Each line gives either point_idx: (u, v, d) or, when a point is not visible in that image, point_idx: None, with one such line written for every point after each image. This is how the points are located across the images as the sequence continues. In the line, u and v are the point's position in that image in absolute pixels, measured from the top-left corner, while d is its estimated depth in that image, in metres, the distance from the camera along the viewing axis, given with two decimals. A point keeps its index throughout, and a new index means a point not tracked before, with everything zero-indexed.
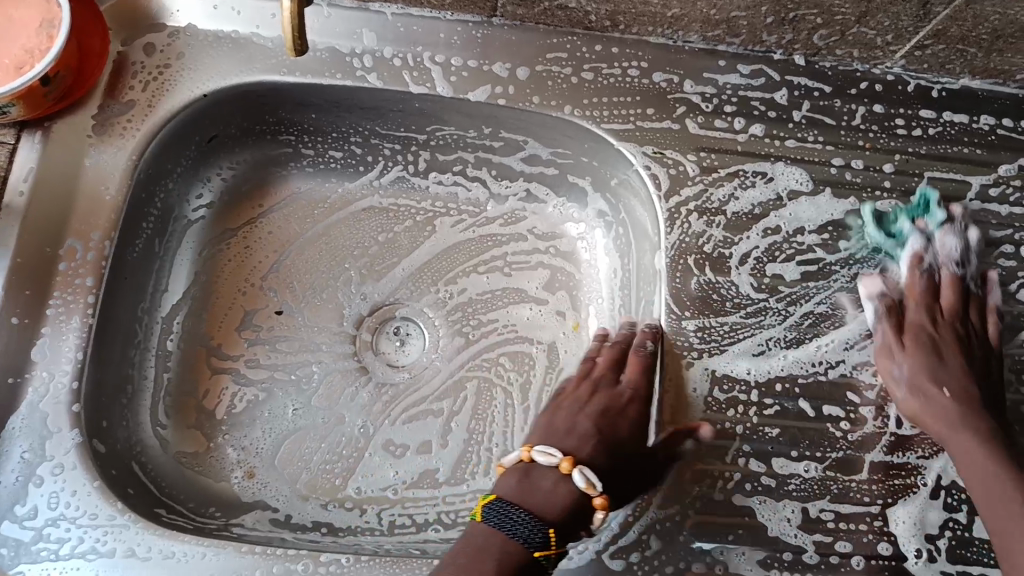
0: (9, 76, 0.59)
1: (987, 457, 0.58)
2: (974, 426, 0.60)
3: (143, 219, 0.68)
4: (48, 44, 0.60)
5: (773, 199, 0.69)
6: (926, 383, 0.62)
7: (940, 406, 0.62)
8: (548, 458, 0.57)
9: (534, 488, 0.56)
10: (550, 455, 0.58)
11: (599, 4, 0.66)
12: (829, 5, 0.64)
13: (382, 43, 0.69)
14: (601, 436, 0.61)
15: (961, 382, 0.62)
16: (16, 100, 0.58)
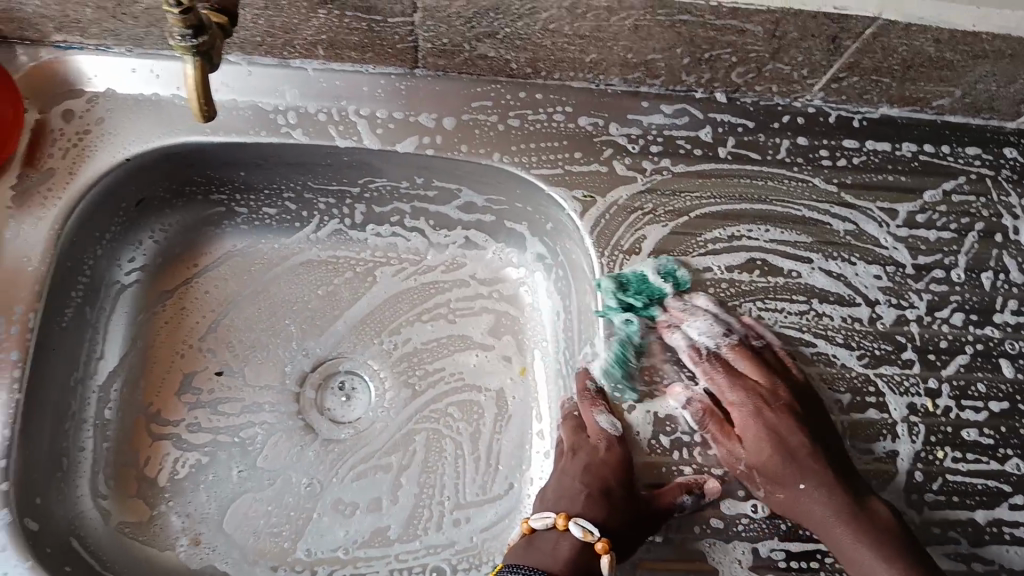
0: None
1: (829, 484, 0.60)
2: (820, 477, 0.61)
3: (69, 290, 0.67)
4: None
5: (700, 237, 0.69)
6: (766, 441, 0.62)
7: (777, 468, 0.61)
8: (542, 522, 0.61)
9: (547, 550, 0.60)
10: (542, 517, 0.61)
11: (518, 52, 0.67)
12: (743, 44, 0.65)
13: (306, 100, 0.69)
14: (589, 493, 0.62)
15: (781, 421, 0.62)
16: None
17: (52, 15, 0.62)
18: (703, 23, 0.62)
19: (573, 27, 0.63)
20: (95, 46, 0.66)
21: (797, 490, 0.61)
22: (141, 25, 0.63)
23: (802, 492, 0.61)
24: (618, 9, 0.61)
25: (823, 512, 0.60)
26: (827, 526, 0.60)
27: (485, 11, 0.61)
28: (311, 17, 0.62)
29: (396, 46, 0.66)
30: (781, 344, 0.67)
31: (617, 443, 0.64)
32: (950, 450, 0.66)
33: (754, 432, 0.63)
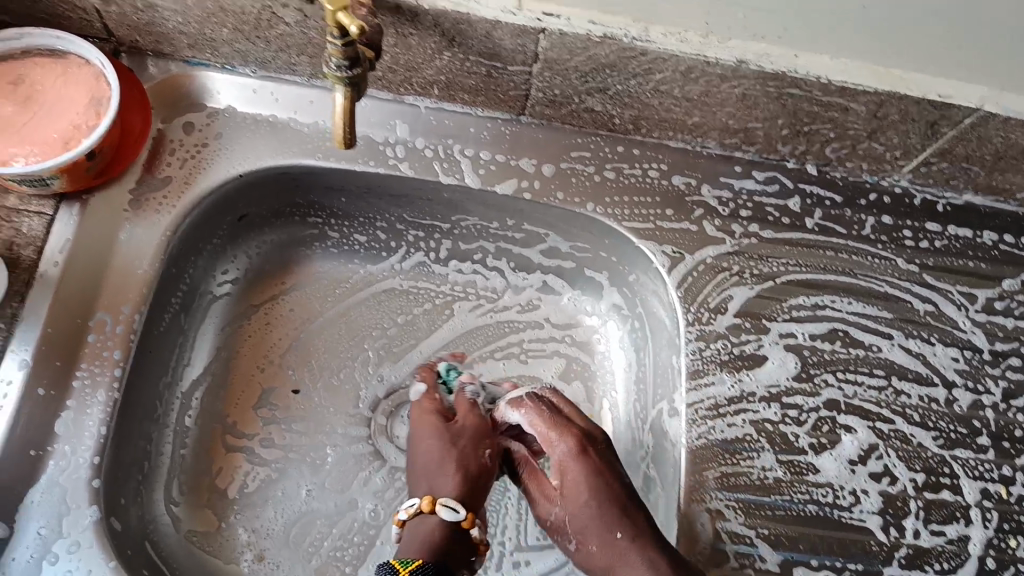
0: (55, 150, 0.60)
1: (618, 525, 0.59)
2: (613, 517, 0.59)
3: (170, 295, 0.69)
4: (94, 122, 0.61)
5: (785, 302, 0.71)
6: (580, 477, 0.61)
7: (587, 520, 0.60)
8: (452, 514, 0.58)
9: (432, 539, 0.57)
10: (452, 512, 0.58)
11: (623, 109, 0.69)
12: (843, 121, 0.67)
13: (413, 135, 0.72)
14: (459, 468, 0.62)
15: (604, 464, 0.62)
16: (60, 173, 0.60)
17: (189, 32, 0.65)
18: (809, 98, 0.64)
19: (683, 89, 0.65)
20: (222, 65, 0.69)
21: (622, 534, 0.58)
22: (272, 48, 0.66)
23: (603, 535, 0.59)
24: (731, 78, 0.63)
25: (646, 561, 0.56)
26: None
27: (601, 69, 0.64)
28: (434, 57, 0.65)
29: (507, 93, 0.69)
30: (860, 417, 0.69)
31: (573, 441, 0.63)
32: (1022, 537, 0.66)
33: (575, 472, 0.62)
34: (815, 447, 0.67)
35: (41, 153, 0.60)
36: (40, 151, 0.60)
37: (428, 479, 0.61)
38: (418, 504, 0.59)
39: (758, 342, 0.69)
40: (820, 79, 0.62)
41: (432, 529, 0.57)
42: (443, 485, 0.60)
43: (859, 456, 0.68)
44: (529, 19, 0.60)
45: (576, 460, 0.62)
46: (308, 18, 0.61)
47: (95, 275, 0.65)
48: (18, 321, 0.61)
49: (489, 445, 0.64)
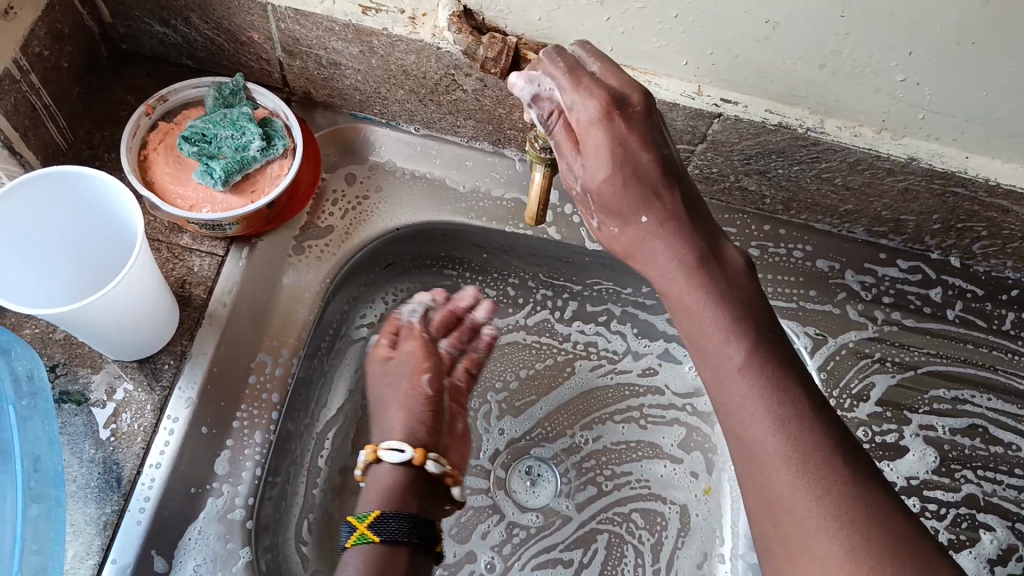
0: (240, 199, 0.62)
1: (782, 390, 0.44)
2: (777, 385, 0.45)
3: (320, 337, 0.71)
4: (276, 172, 0.63)
5: (927, 392, 0.70)
6: (715, 300, 0.47)
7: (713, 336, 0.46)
8: (435, 467, 0.59)
9: (396, 485, 0.58)
10: (400, 451, 0.58)
11: (777, 191, 0.70)
12: (1000, 221, 0.67)
13: (563, 202, 0.74)
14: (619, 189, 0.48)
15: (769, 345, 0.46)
16: (240, 221, 0.62)
17: (366, 89, 0.68)
18: (971, 198, 0.65)
19: (845, 178, 0.66)
20: (386, 120, 0.72)
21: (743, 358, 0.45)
22: (441, 111, 0.69)
23: (727, 356, 0.46)
24: (897, 173, 0.64)
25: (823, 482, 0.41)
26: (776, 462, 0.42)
27: (767, 153, 0.65)
28: None
29: None
30: (1000, 517, 0.67)
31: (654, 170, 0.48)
32: None
33: (653, 241, 0.48)
34: (954, 543, 0.66)
35: (225, 199, 0.62)
36: (226, 197, 0.62)
37: (378, 418, 0.62)
38: (409, 456, 0.58)
39: (899, 432, 0.69)
40: (988, 181, 0.62)
41: (385, 474, 0.58)
42: (390, 422, 0.61)
43: (998, 556, 0.66)
44: (708, 103, 0.61)
45: (689, 275, 0.48)
46: (486, 87, 0.63)
47: (257, 316, 0.65)
48: (186, 357, 0.62)
49: (428, 368, 0.64)
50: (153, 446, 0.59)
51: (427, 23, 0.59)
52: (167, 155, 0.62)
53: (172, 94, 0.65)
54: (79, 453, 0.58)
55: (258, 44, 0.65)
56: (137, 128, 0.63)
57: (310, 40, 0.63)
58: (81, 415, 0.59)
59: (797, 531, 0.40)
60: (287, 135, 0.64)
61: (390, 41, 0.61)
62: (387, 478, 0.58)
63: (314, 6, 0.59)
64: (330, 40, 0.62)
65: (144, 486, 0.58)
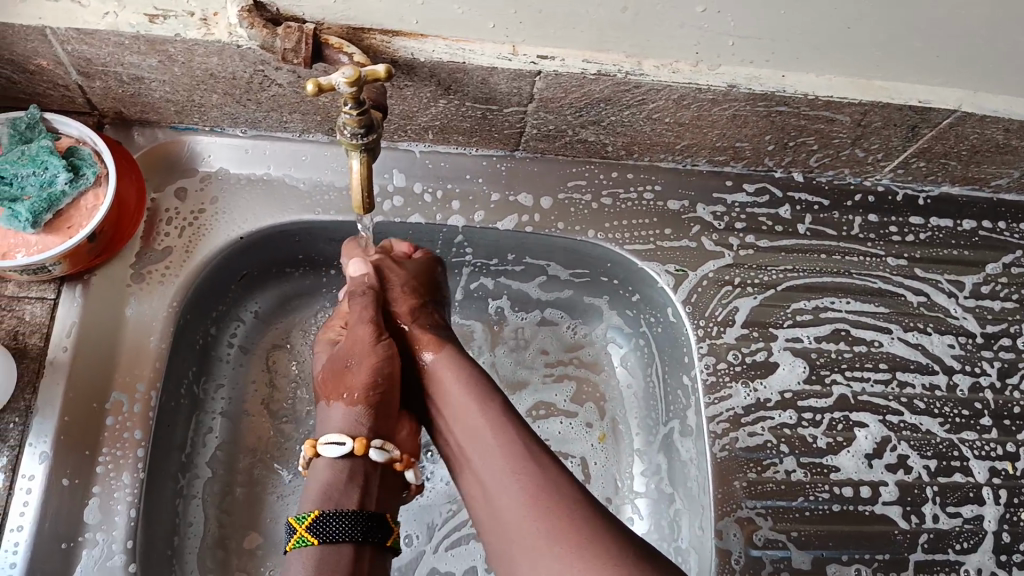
0: (58, 236, 0.59)
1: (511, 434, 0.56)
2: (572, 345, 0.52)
3: (185, 364, 0.68)
4: (92, 202, 0.60)
5: (789, 307, 0.73)
6: (468, 410, 0.58)
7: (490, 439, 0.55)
8: (380, 454, 0.58)
9: (331, 480, 0.56)
10: (339, 444, 0.57)
11: (616, 137, 0.71)
12: (828, 131, 0.70)
13: (411, 181, 0.73)
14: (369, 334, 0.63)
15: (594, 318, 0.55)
16: (62, 258, 0.58)
17: (177, 100, 0.64)
18: (797, 114, 0.67)
19: (675, 116, 0.67)
20: (210, 128, 0.69)
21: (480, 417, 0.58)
22: (262, 110, 0.66)
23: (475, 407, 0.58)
24: (722, 102, 0.65)
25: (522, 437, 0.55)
26: (490, 487, 0.54)
27: (596, 102, 0.65)
28: (430, 105, 0.66)
29: (502, 131, 0.70)
30: (871, 412, 0.71)
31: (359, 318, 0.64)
32: (1014, 504, 0.69)
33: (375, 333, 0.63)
34: (832, 446, 0.69)
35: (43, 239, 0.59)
36: (41, 238, 0.59)
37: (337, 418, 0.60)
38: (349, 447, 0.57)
39: (768, 349, 0.71)
40: (808, 96, 0.64)
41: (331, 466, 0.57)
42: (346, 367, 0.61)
43: (875, 450, 0.69)
44: (525, 63, 0.61)
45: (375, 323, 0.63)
46: (301, 79, 0.61)
47: (105, 354, 0.62)
48: (32, 413, 0.59)
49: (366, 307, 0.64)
50: (12, 508, 0.56)
51: (220, 22, 0.57)
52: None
53: None
54: None
55: (49, 70, 0.61)
56: None
57: (104, 59, 0.60)
58: None
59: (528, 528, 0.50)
60: (98, 162, 0.61)
61: (186, 47, 0.58)
62: (324, 471, 0.57)
63: (96, 23, 0.56)
64: (125, 54, 0.59)
65: (8, 552, 0.55)
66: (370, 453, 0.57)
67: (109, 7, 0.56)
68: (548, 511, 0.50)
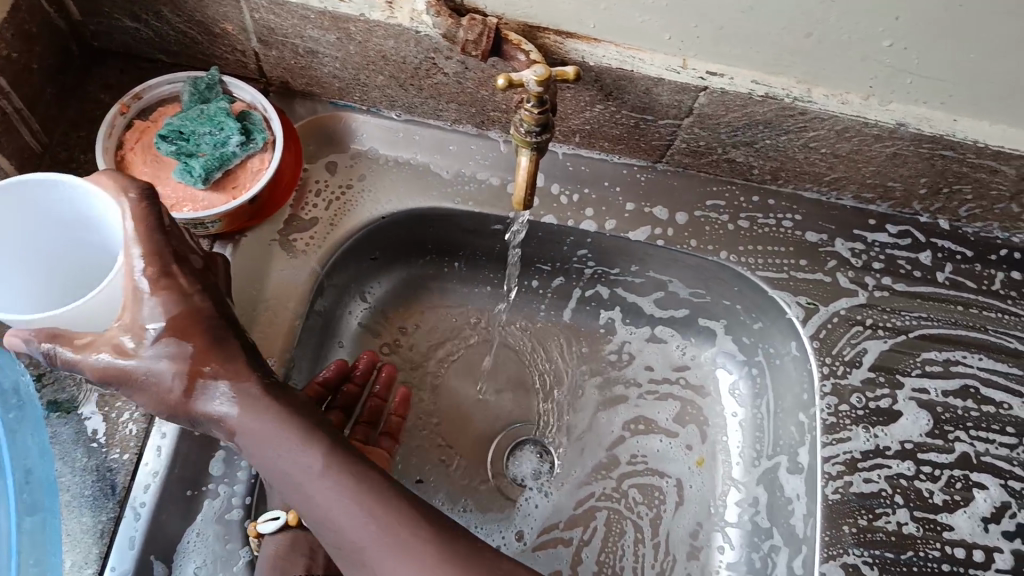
0: (221, 197, 0.62)
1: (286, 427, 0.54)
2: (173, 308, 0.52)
3: (313, 331, 0.70)
4: (258, 166, 0.63)
5: (918, 356, 0.71)
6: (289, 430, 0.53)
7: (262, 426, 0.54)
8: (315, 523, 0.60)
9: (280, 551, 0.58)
10: (274, 520, 0.59)
11: (765, 161, 0.70)
12: (988, 182, 0.67)
13: (550, 181, 0.73)
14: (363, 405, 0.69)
15: (191, 288, 0.54)
16: (222, 218, 0.61)
17: (344, 77, 0.66)
18: (961, 160, 0.64)
19: (833, 147, 0.66)
20: (368, 108, 0.71)
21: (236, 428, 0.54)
22: (421, 96, 0.67)
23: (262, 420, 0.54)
24: (885, 139, 0.63)
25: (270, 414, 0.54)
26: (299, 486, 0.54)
27: (754, 124, 0.64)
28: (586, 109, 0.66)
29: (651, 143, 0.70)
30: (992, 475, 0.68)
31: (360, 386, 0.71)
32: None
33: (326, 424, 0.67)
34: (948, 504, 0.67)
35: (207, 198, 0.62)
36: (209, 195, 0.62)
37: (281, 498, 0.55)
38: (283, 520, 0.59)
39: (892, 396, 0.69)
40: (978, 143, 0.62)
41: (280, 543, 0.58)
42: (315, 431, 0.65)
43: (992, 514, 0.67)
44: (693, 77, 0.60)
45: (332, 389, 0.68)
46: (468, 69, 0.62)
47: (246, 313, 0.65)
48: None
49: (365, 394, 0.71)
50: (147, 447, 0.59)
51: (404, 8, 0.57)
52: (146, 154, 0.62)
53: (147, 91, 0.63)
54: (71, 462, 0.59)
55: (233, 35, 0.64)
56: (113, 128, 0.62)
57: (285, 30, 0.62)
58: (70, 424, 0.60)
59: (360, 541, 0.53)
60: (267, 129, 0.64)
61: (367, 27, 0.60)
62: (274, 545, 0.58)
63: None
64: (306, 28, 0.61)
65: (139, 491, 0.58)
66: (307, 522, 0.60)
67: None
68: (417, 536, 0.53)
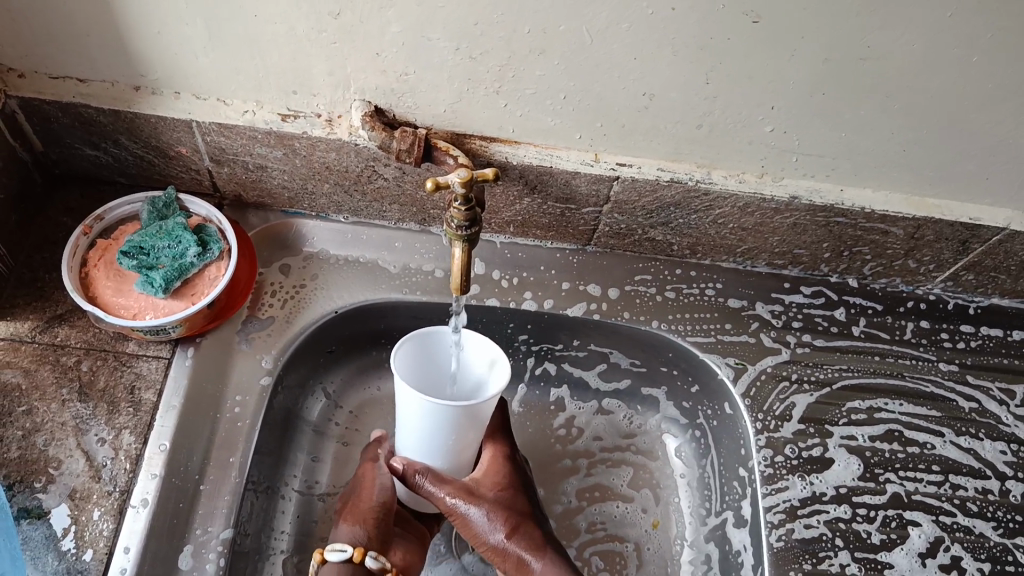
0: (182, 304, 0.66)
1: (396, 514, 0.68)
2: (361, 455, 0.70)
3: (276, 426, 0.73)
4: (214, 273, 0.68)
5: (843, 405, 0.76)
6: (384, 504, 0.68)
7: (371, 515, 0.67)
8: (374, 562, 0.63)
9: None
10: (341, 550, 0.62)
11: (682, 238, 0.77)
12: (883, 242, 0.75)
13: (490, 268, 0.79)
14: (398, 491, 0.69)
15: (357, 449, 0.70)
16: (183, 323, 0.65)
17: (293, 186, 0.73)
18: (853, 225, 0.72)
19: (739, 221, 0.73)
20: (316, 214, 0.77)
21: (520, 538, 0.66)
22: (366, 199, 0.74)
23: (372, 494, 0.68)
24: (784, 211, 0.71)
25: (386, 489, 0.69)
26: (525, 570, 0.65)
27: (666, 206, 0.72)
28: (516, 202, 0.73)
29: (578, 228, 0.76)
30: (924, 513, 0.72)
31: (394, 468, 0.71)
32: None
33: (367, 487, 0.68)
34: (886, 543, 0.70)
35: (168, 305, 0.66)
36: (169, 302, 0.66)
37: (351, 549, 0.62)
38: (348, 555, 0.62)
39: (823, 445, 0.74)
40: (865, 208, 0.70)
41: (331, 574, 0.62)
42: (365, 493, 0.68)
43: (928, 549, 0.70)
44: (606, 169, 0.67)
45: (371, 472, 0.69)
46: (405, 174, 0.69)
47: (208, 411, 0.68)
48: (141, 460, 0.64)
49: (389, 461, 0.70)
50: (116, 548, 0.60)
51: (342, 123, 0.65)
52: (107, 270, 0.66)
53: (107, 212, 0.69)
54: (42, 566, 0.59)
55: (187, 156, 0.70)
56: (76, 247, 0.67)
57: (236, 149, 0.68)
58: (41, 528, 0.60)
59: None
60: (222, 239, 0.70)
61: (310, 142, 0.66)
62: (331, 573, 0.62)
63: (237, 118, 0.65)
64: (255, 146, 0.67)
65: None
66: (370, 561, 0.63)
67: (249, 105, 0.65)
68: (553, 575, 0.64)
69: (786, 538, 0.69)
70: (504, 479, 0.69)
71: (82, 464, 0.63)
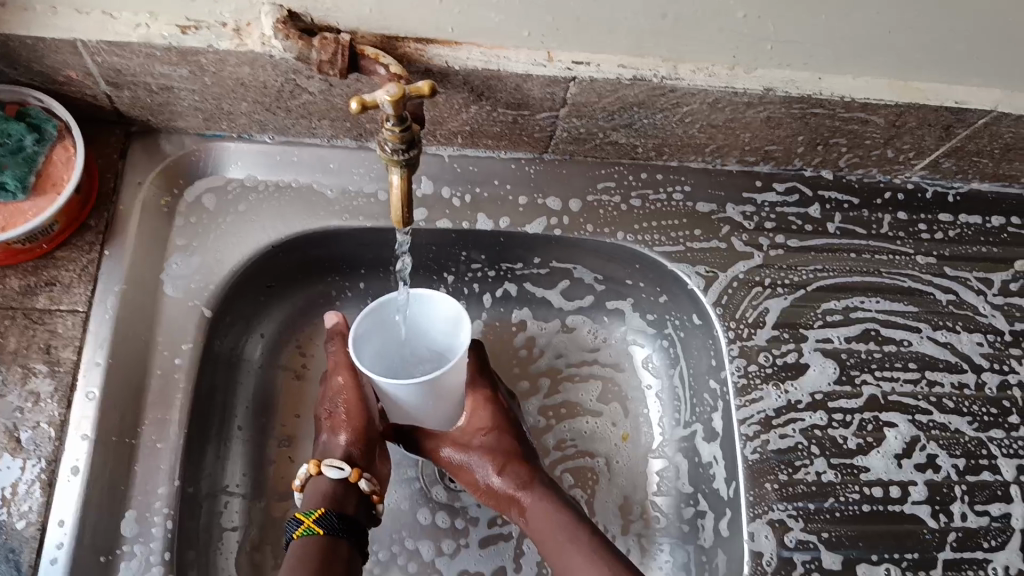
0: (46, 198, 0.60)
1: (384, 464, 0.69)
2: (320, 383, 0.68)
3: (218, 372, 0.67)
4: (64, 154, 0.61)
5: (819, 307, 0.73)
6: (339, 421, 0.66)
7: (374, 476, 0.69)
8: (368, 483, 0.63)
9: (327, 495, 0.61)
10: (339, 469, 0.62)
11: (647, 140, 0.70)
12: (861, 132, 0.69)
13: (439, 186, 0.72)
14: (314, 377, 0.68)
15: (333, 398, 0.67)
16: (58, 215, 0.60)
17: (206, 107, 0.64)
18: (831, 115, 0.66)
19: (709, 118, 0.66)
20: (238, 134, 0.68)
21: (506, 475, 0.64)
22: (291, 117, 0.65)
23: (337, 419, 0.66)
24: (757, 105, 0.64)
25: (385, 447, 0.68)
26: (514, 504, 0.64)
27: (629, 106, 0.64)
28: (462, 111, 0.65)
29: (533, 135, 0.69)
30: (901, 412, 0.70)
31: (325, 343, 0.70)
32: None
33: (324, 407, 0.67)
34: (862, 447, 0.68)
35: (30, 204, 0.59)
36: (32, 203, 0.59)
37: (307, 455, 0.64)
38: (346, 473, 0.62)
39: (799, 351, 0.71)
40: (844, 97, 0.63)
41: (316, 493, 0.61)
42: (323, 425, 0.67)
43: (904, 450, 0.69)
44: (560, 69, 0.60)
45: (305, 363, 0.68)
46: (333, 87, 0.60)
47: (138, 368, 0.62)
48: (68, 426, 0.58)
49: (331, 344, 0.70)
50: (50, 523, 0.55)
51: (252, 34, 0.56)
52: None
53: None
54: None
55: (77, 80, 0.60)
56: None
57: (133, 69, 0.59)
58: None
59: (564, 522, 0.61)
60: (51, 116, 0.62)
61: (218, 57, 0.57)
62: (325, 487, 0.62)
63: (128, 34, 0.55)
64: (154, 64, 0.58)
65: (48, 567, 0.54)
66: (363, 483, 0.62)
67: (142, 18, 0.55)
68: (538, 508, 0.63)
69: (759, 449, 0.67)
70: (488, 420, 0.67)
71: (0, 435, 0.57)
